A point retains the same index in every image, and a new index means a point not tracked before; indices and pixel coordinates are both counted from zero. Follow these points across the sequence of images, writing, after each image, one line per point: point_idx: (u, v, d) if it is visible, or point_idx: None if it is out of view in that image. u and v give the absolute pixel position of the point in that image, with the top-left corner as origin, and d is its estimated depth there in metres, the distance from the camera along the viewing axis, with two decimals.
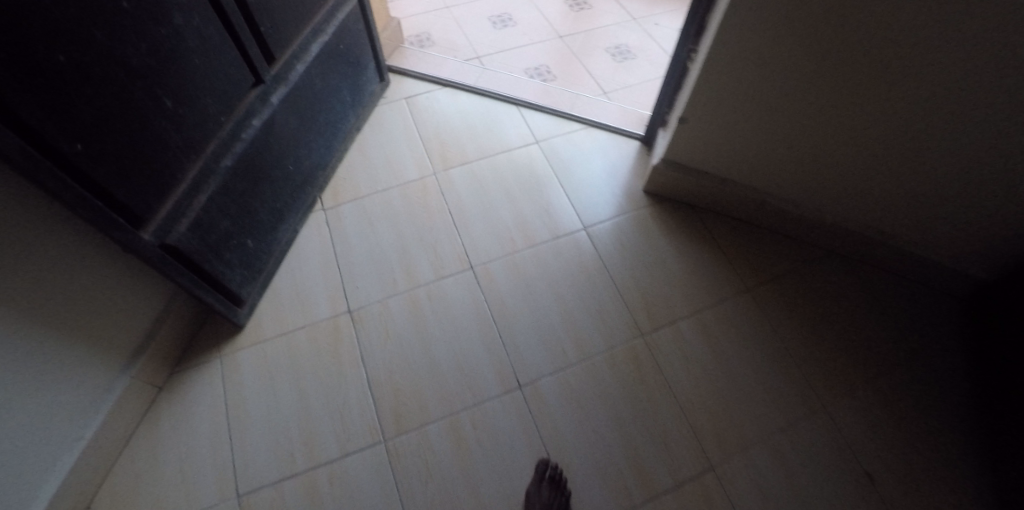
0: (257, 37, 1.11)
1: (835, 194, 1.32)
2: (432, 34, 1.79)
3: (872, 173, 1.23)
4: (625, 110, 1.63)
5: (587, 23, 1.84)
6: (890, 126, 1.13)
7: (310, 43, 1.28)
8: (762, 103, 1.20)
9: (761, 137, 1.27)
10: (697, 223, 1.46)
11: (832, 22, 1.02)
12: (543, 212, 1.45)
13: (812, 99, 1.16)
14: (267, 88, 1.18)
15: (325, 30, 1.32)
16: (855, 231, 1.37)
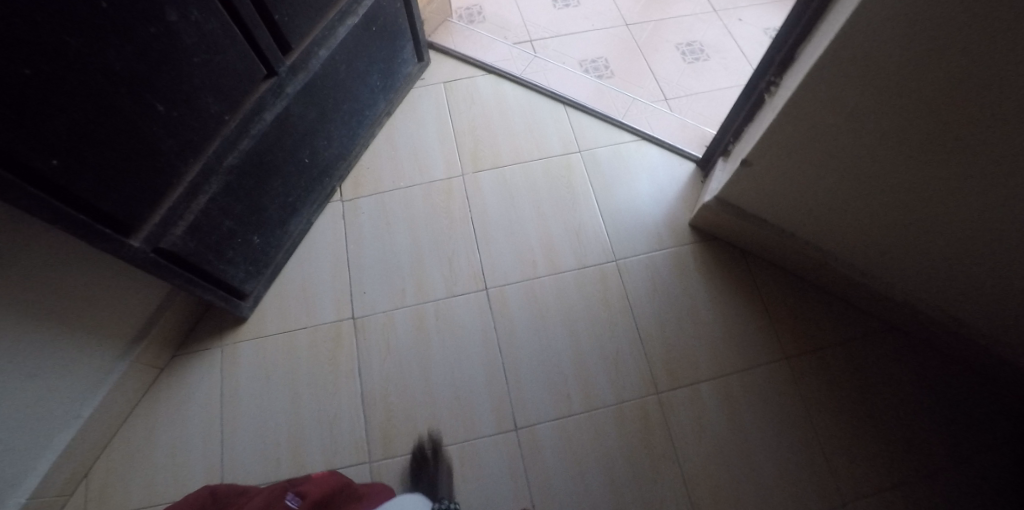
0: (271, 27, 1.02)
1: (904, 268, 1.15)
2: (485, 9, 1.63)
3: (949, 256, 1.05)
4: (686, 124, 1.44)
5: (659, 11, 1.62)
6: (980, 212, 0.94)
7: (336, 28, 1.17)
8: (835, 161, 1.02)
9: (834, 195, 1.08)
10: (743, 270, 1.31)
11: (931, 89, 0.83)
12: (574, 235, 1.32)
13: (892, 167, 0.97)
14: (282, 80, 1.09)
15: (355, 13, 1.21)
16: (918, 308, 1.20)
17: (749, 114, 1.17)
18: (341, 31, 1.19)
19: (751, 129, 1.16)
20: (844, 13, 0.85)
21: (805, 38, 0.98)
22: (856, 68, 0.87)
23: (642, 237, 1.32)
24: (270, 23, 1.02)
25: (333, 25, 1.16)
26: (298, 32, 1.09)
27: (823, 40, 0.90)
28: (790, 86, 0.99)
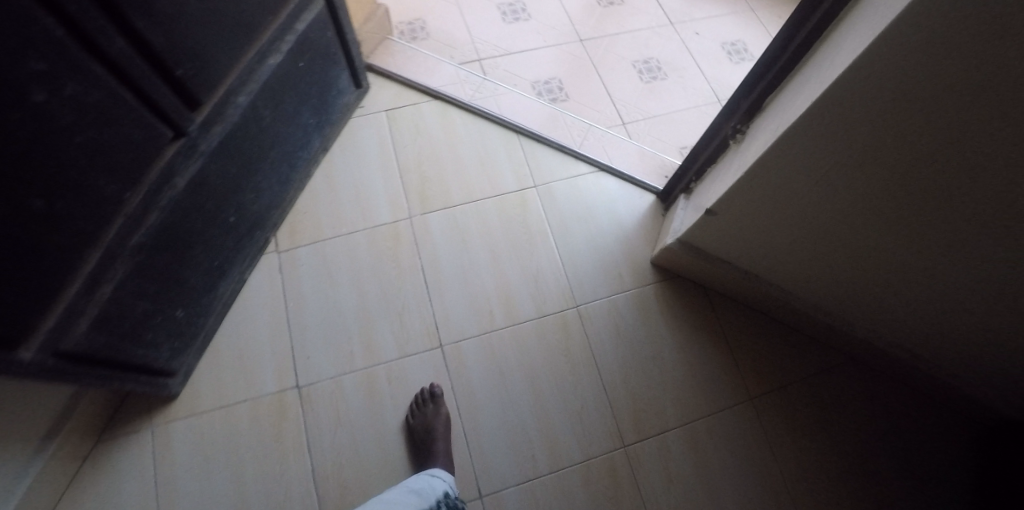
0: (174, 85, 0.88)
1: (868, 310, 1.12)
2: (428, 24, 1.51)
3: (911, 302, 1.02)
4: (644, 153, 1.38)
5: (614, 25, 1.55)
6: (944, 268, 0.91)
7: (256, 70, 1.03)
8: (801, 216, 0.97)
9: (800, 245, 1.04)
10: (705, 307, 1.27)
11: (901, 160, 0.77)
12: (532, 282, 1.25)
13: (858, 226, 0.92)
14: (194, 139, 0.95)
15: (279, 48, 1.06)
16: (879, 344, 1.18)
17: (711, 156, 1.11)
18: (263, 73, 1.04)
19: (715, 173, 1.10)
20: (820, 75, 0.78)
21: (775, 89, 0.92)
22: (827, 136, 0.81)
23: (602, 279, 1.26)
24: (172, 79, 0.87)
25: (250, 69, 1.02)
26: (210, 82, 0.94)
27: (796, 98, 0.84)
28: (760, 139, 0.93)
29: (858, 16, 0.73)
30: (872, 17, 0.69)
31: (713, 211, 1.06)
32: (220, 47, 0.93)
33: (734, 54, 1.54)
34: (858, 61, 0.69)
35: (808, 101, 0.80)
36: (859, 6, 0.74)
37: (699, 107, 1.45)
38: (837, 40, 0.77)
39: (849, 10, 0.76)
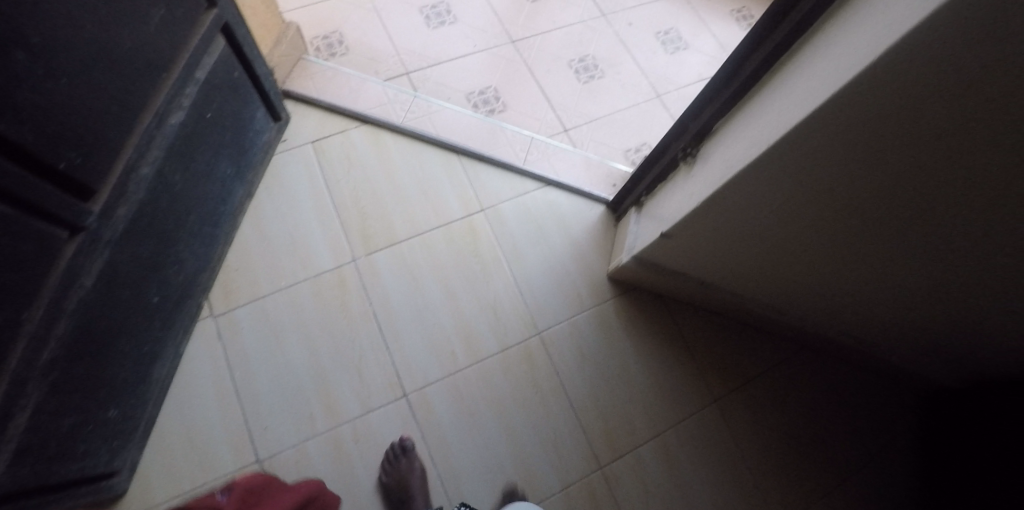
0: (59, 179, 0.75)
1: (817, 311, 1.14)
2: (346, 36, 1.39)
3: (856, 305, 1.05)
4: (591, 161, 1.35)
5: (546, 21, 1.51)
6: (886, 282, 0.92)
7: (159, 135, 0.88)
8: (757, 239, 0.96)
9: (756, 261, 1.04)
10: (664, 315, 1.28)
11: (848, 202, 0.76)
12: (490, 314, 1.20)
13: (806, 248, 0.92)
14: (95, 231, 0.82)
15: (181, 103, 0.91)
16: (827, 334, 1.22)
17: (661, 174, 1.08)
18: (164, 138, 0.89)
19: (665, 192, 1.07)
20: (777, 114, 0.75)
21: (722, 119, 0.90)
22: (783, 173, 0.78)
23: (561, 300, 1.24)
24: (53, 178, 0.74)
25: (148, 137, 0.86)
26: (102, 165, 0.80)
27: (751, 130, 0.82)
28: (713, 167, 0.91)
29: (810, 59, 0.70)
30: (827, 62, 0.66)
31: (667, 234, 1.04)
32: (108, 126, 0.79)
33: (668, 44, 1.57)
34: (819, 113, 0.66)
35: (763, 142, 0.77)
36: (810, 47, 0.71)
37: (639, 104, 1.46)
38: (791, 75, 0.74)
39: (801, 43, 0.73)
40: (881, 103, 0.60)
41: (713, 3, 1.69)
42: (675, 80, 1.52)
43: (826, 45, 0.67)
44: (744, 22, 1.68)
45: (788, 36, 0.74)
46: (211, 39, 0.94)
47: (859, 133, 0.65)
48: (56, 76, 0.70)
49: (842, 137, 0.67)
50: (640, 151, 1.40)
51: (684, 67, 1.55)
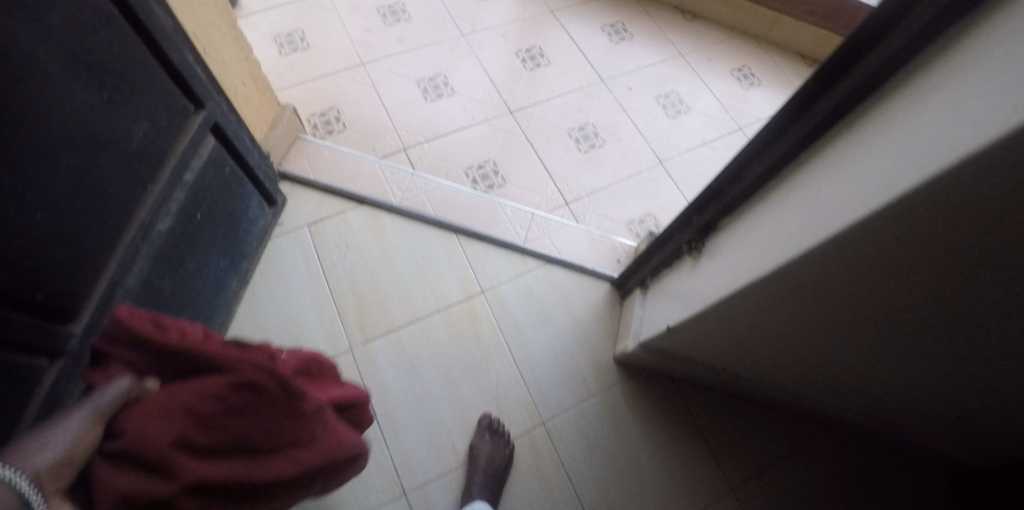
0: (36, 306, 0.69)
1: (832, 401, 1.09)
2: (344, 112, 1.37)
3: (874, 404, 1.00)
4: (594, 236, 1.31)
5: (544, 89, 1.50)
6: (903, 391, 0.87)
7: (145, 245, 0.83)
8: (767, 341, 0.91)
9: (768, 360, 0.98)
10: (675, 397, 1.23)
11: (861, 328, 0.71)
12: (493, 405, 1.16)
13: (818, 355, 0.87)
14: (77, 353, 0.77)
15: (169, 209, 0.86)
16: (845, 418, 1.16)
17: (666, 262, 1.03)
18: (150, 246, 0.84)
19: (671, 280, 1.02)
20: (779, 229, 0.70)
21: (726, 220, 0.85)
22: (790, 293, 0.72)
23: (565, 387, 1.19)
24: (32, 310, 0.68)
25: (133, 249, 0.81)
26: (83, 285, 0.74)
27: (753, 239, 0.76)
28: (717, 267, 0.85)
29: (809, 184, 0.66)
30: (825, 196, 0.61)
31: (671, 328, 0.99)
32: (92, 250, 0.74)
33: (669, 108, 1.55)
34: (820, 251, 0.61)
35: (765, 260, 0.71)
36: (810, 169, 0.67)
37: (641, 173, 1.43)
38: (791, 192, 0.70)
39: (807, 157, 0.68)
40: (898, 246, 0.54)
41: (712, 63, 1.67)
42: (677, 145, 1.50)
43: (825, 175, 0.63)
44: (743, 82, 1.66)
45: (792, 151, 0.69)
46: (201, 141, 0.89)
47: (868, 268, 0.59)
48: (35, 209, 0.64)
49: (858, 272, 0.61)
50: (643, 222, 1.37)
51: (686, 132, 1.53)
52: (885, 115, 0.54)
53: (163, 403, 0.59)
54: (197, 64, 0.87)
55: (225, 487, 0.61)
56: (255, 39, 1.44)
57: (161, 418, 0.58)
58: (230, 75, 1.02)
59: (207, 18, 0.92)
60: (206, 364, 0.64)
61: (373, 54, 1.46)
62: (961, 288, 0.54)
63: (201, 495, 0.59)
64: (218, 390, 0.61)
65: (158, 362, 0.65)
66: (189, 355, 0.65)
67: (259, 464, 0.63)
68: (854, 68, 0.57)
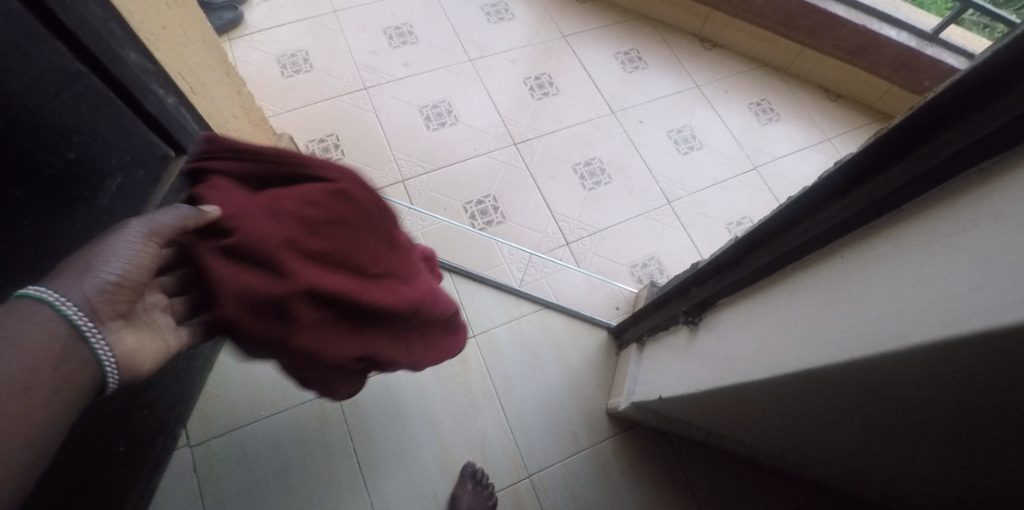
0: None
1: (837, 478, 1.02)
2: (343, 139, 1.34)
3: (882, 491, 0.92)
4: (593, 281, 1.27)
5: (551, 120, 1.46)
6: (914, 494, 0.80)
7: None
8: (766, 427, 0.84)
9: (767, 436, 0.92)
10: (669, 455, 1.17)
11: (869, 438, 0.65)
12: (477, 454, 1.10)
13: (823, 446, 0.80)
14: None
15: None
16: (851, 493, 1.09)
17: (664, 323, 0.98)
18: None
19: (668, 346, 0.97)
20: (774, 333, 0.65)
21: (725, 301, 0.80)
22: (787, 400, 0.66)
23: (555, 439, 1.14)
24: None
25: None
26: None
27: (748, 333, 0.71)
28: (713, 349, 0.80)
29: (807, 292, 0.60)
30: (825, 314, 0.56)
31: (664, 399, 0.93)
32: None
33: (680, 144, 1.51)
34: (822, 372, 0.55)
35: (759, 363, 0.66)
36: (808, 275, 0.61)
37: (647, 214, 1.38)
38: (789, 294, 0.64)
39: (803, 265, 0.63)
40: (911, 386, 0.48)
41: (728, 95, 1.63)
42: (686, 184, 1.45)
43: (826, 286, 0.57)
44: (761, 117, 1.61)
45: (789, 253, 0.64)
46: None
47: (877, 395, 0.53)
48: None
49: (869, 398, 0.55)
50: (646, 266, 1.32)
51: (697, 169, 1.48)
52: (892, 242, 0.49)
53: (274, 209, 0.60)
54: (180, 106, 0.84)
55: (348, 300, 0.61)
56: (258, 60, 1.42)
57: (274, 222, 0.59)
58: (220, 109, 0.98)
59: (197, 55, 0.89)
60: (301, 177, 0.64)
61: (376, 78, 1.43)
62: (983, 432, 0.48)
63: (324, 309, 0.61)
64: (322, 198, 0.62)
65: (269, 181, 0.65)
66: (269, 162, 0.64)
67: (370, 287, 0.64)
68: (863, 184, 0.52)
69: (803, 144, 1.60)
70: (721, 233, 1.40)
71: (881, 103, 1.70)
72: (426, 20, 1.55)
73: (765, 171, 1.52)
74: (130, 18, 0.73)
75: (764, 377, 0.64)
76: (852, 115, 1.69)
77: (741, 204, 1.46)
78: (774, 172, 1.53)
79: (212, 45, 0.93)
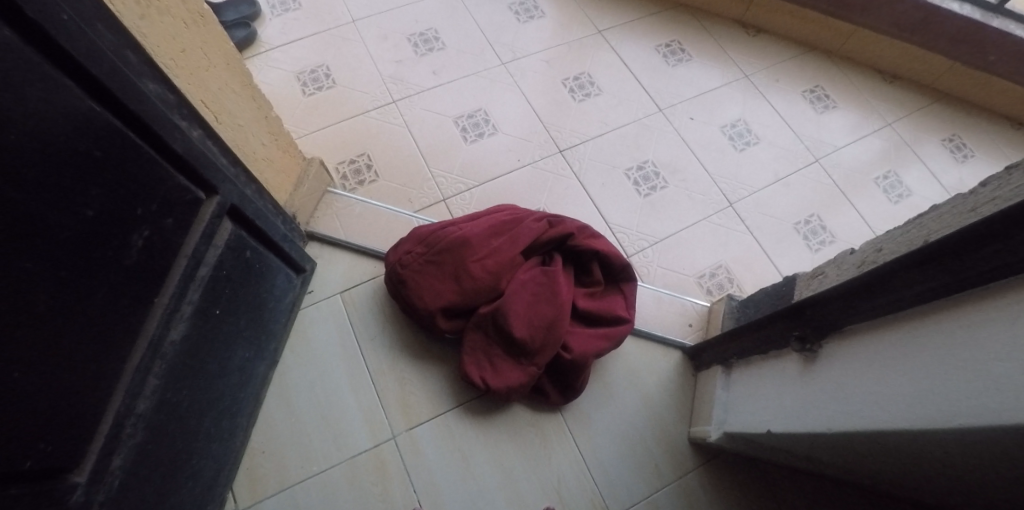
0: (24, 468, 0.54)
1: None
2: (375, 158, 1.23)
3: None
4: (662, 297, 1.15)
5: (594, 123, 1.35)
6: None
7: (154, 360, 0.68)
8: (920, 474, 0.68)
9: (918, 486, 0.73)
10: (766, 489, 1.00)
11: None
12: (554, 498, 0.97)
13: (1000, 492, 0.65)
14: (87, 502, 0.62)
15: (182, 315, 0.72)
16: None
17: (762, 346, 0.87)
18: (162, 361, 0.70)
19: (767, 373, 0.85)
20: (940, 369, 0.53)
21: (855, 327, 0.67)
22: (968, 455, 0.54)
23: (636, 477, 1.00)
24: (22, 481, 0.54)
25: (143, 370, 0.67)
26: (81, 428, 0.60)
27: (898, 368, 0.59)
28: (838, 384, 0.68)
29: (993, 320, 0.49)
30: None
31: (772, 434, 0.79)
32: (88, 386, 0.60)
33: (736, 139, 1.40)
34: None
35: (924, 408, 0.54)
36: (992, 300, 0.50)
37: (709, 218, 1.27)
38: (968, 323, 0.52)
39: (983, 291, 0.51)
40: None
41: (780, 84, 1.53)
42: (746, 182, 1.34)
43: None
44: (817, 105, 1.51)
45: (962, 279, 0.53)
46: (215, 231, 0.75)
47: None
48: (12, 369, 0.51)
49: None
50: (714, 275, 1.21)
51: (756, 166, 1.37)
52: None
53: (555, 239, 1.02)
54: (206, 139, 0.75)
55: (591, 311, 1.01)
56: (277, 79, 1.31)
57: (552, 238, 1.02)
58: (248, 138, 0.88)
59: (218, 80, 0.79)
60: (554, 227, 1.03)
61: (404, 90, 1.33)
62: None
63: (581, 316, 1.02)
64: (569, 244, 1.03)
65: (542, 229, 1.03)
66: (541, 216, 1.05)
67: (600, 300, 1.04)
68: None
69: (861, 130, 1.49)
70: (789, 234, 1.29)
71: (941, 83, 1.58)
72: (452, 24, 1.45)
73: (827, 163, 1.42)
74: (144, 41, 0.64)
75: (941, 427, 0.52)
76: (910, 96, 1.58)
77: (808, 201, 1.34)
78: (837, 165, 1.42)
79: (234, 66, 0.82)
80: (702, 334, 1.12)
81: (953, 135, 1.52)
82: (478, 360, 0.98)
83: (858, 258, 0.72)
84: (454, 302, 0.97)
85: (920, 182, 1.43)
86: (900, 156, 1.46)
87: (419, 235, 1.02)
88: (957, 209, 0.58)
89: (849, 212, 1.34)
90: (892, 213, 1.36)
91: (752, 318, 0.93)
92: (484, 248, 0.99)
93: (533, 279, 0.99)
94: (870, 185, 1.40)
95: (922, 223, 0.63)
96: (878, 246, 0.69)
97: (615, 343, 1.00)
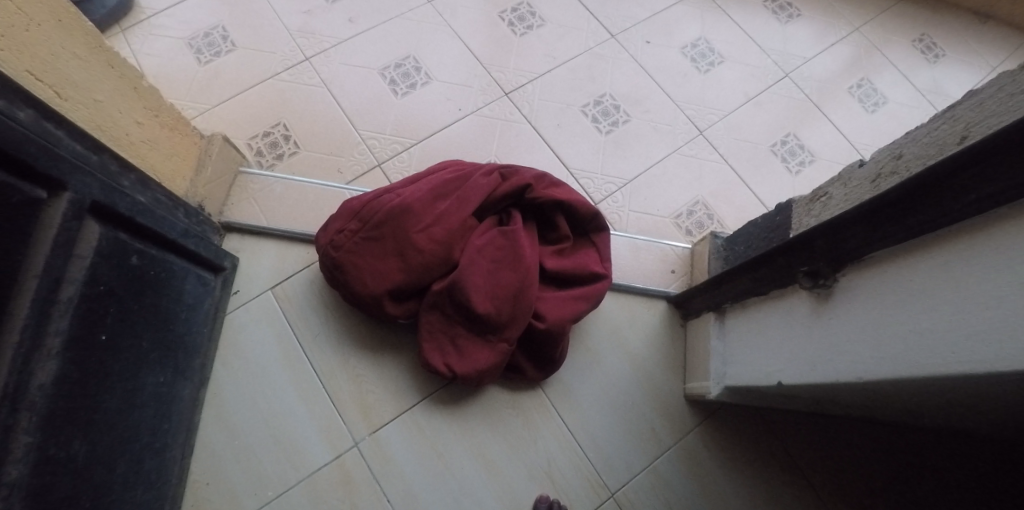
0: None
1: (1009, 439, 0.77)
2: (294, 128, 1.06)
3: None
4: (638, 245, 1.03)
5: (540, 59, 1.19)
6: None
7: (17, 413, 0.53)
8: (964, 409, 0.58)
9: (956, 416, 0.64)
10: (773, 441, 0.91)
11: None
12: (546, 483, 0.87)
13: None
14: None
15: (49, 351, 0.56)
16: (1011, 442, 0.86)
17: (762, 286, 0.76)
18: (32, 413, 0.55)
19: (770, 317, 0.74)
20: (993, 299, 0.42)
21: (876, 255, 0.56)
22: None
23: (633, 447, 0.90)
24: None
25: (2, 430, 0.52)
26: None
27: (935, 301, 0.48)
28: (860, 324, 0.57)
29: None
30: None
31: (785, 385, 0.69)
32: None
33: (698, 61, 1.27)
34: None
35: (980, 348, 0.43)
36: None
37: (679, 150, 1.14)
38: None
39: None
40: None
41: None
42: (715, 106, 1.21)
43: None
44: (780, 15, 1.38)
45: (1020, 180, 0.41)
46: (75, 239, 0.60)
47: None
48: None
49: None
50: (692, 213, 1.09)
51: (724, 87, 1.24)
52: None
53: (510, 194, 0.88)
54: (43, 122, 0.58)
55: (562, 272, 0.89)
56: (165, 47, 1.11)
57: (507, 193, 0.88)
58: (113, 116, 0.70)
59: (49, 43, 0.61)
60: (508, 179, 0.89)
61: (317, 44, 1.14)
62: None
63: (551, 278, 0.90)
64: (527, 197, 0.90)
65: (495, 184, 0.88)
66: (492, 167, 0.90)
67: (570, 257, 0.91)
68: None
69: (828, 38, 1.36)
70: (765, 158, 1.17)
71: None
72: None
73: (798, 76, 1.29)
74: None
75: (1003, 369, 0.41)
76: None
77: (782, 120, 1.22)
78: (808, 78, 1.30)
79: (68, 22, 0.63)
80: (686, 280, 1.01)
81: (923, 35, 1.41)
82: (440, 345, 0.85)
83: (871, 170, 0.60)
84: (403, 282, 0.83)
85: (894, 86, 1.32)
86: (871, 62, 1.35)
87: (351, 209, 0.87)
88: (1003, 91, 0.45)
89: (825, 127, 1.23)
90: (870, 124, 1.25)
91: (745, 257, 0.82)
92: (430, 216, 0.84)
93: (491, 244, 0.85)
94: (843, 95, 1.29)
95: (955, 114, 0.50)
96: (895, 152, 0.57)
97: (593, 304, 0.88)
